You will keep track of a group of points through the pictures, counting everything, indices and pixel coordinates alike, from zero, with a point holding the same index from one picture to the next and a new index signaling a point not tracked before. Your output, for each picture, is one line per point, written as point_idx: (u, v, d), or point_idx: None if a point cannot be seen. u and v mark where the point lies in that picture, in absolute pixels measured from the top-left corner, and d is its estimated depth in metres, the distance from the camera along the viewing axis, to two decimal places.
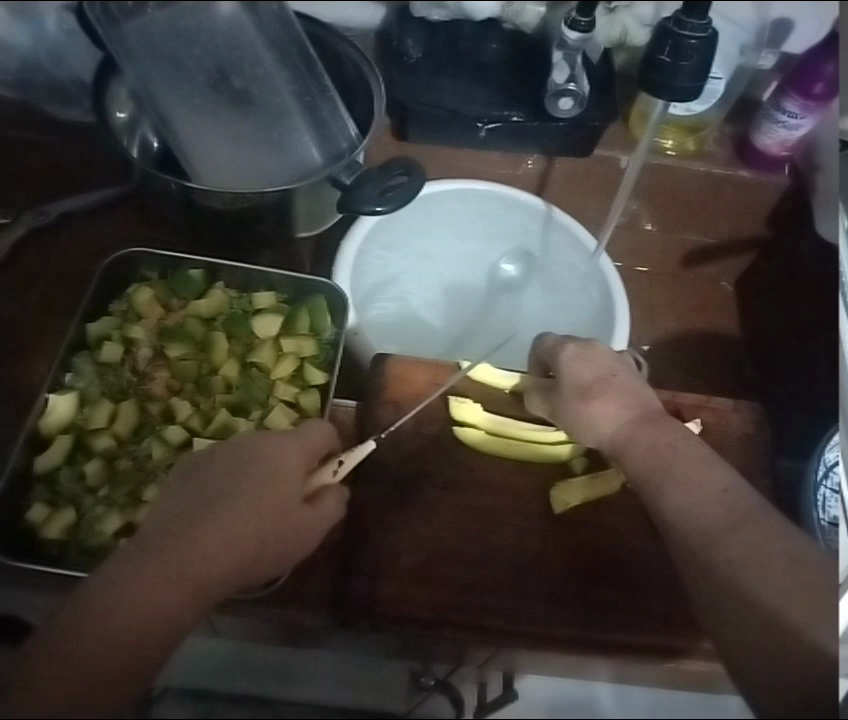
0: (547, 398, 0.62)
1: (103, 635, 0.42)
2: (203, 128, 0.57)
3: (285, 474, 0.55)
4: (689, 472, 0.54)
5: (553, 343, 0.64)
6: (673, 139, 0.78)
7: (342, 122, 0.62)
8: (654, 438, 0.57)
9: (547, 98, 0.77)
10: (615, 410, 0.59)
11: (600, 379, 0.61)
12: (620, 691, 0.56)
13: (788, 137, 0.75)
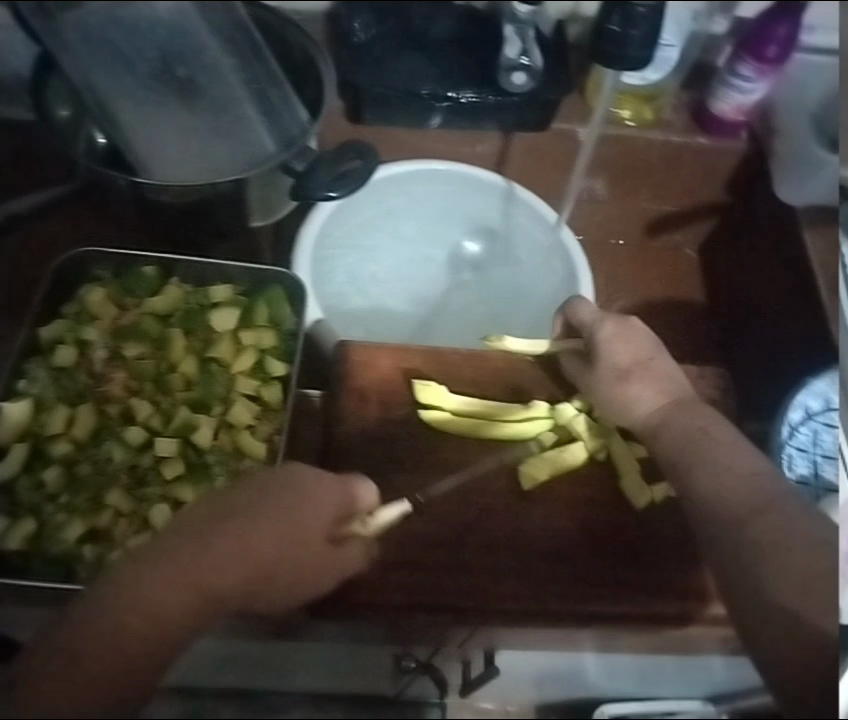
0: (578, 373, 0.63)
1: (130, 625, 0.44)
2: (163, 131, 0.65)
3: (317, 494, 0.53)
4: (717, 452, 0.55)
5: (594, 315, 0.65)
6: (630, 109, 0.80)
7: (294, 111, 0.69)
8: (689, 423, 0.58)
9: (500, 73, 0.78)
10: (652, 392, 0.60)
11: (638, 362, 0.62)
12: (605, 660, 0.59)
13: (744, 102, 0.76)
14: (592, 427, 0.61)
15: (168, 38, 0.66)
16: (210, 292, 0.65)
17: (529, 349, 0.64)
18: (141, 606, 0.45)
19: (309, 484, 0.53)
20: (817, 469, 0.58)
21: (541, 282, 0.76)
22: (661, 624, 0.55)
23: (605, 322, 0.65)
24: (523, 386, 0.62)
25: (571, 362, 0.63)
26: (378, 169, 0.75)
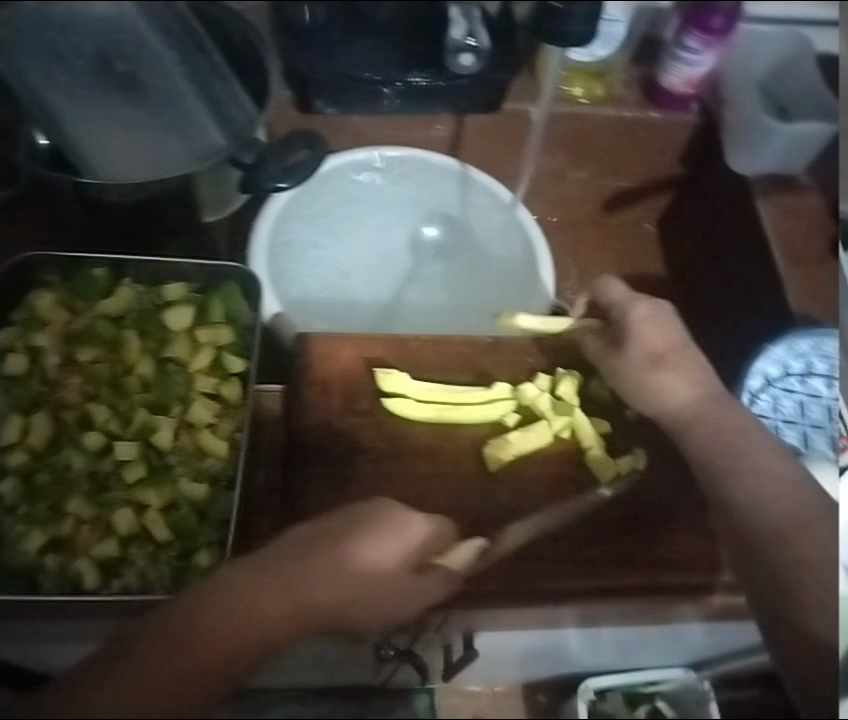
0: (601, 354, 0.63)
1: (178, 658, 0.45)
2: (110, 131, 0.69)
3: (394, 526, 0.53)
4: (759, 460, 0.56)
5: (626, 296, 0.69)
6: (581, 86, 0.81)
7: (239, 103, 0.72)
8: (723, 418, 0.59)
9: (448, 55, 0.78)
10: (685, 381, 0.61)
11: (671, 350, 0.64)
12: (594, 636, 0.55)
13: (691, 72, 0.79)
14: (558, 406, 0.61)
15: (119, 45, 0.72)
16: (163, 291, 0.63)
17: (541, 328, 0.66)
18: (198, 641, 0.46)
19: (386, 515, 0.54)
20: (779, 433, 0.59)
21: (500, 267, 0.75)
22: (644, 595, 0.55)
23: (637, 309, 0.68)
24: (487, 370, 0.62)
25: (594, 343, 0.64)
26: (328, 158, 0.75)
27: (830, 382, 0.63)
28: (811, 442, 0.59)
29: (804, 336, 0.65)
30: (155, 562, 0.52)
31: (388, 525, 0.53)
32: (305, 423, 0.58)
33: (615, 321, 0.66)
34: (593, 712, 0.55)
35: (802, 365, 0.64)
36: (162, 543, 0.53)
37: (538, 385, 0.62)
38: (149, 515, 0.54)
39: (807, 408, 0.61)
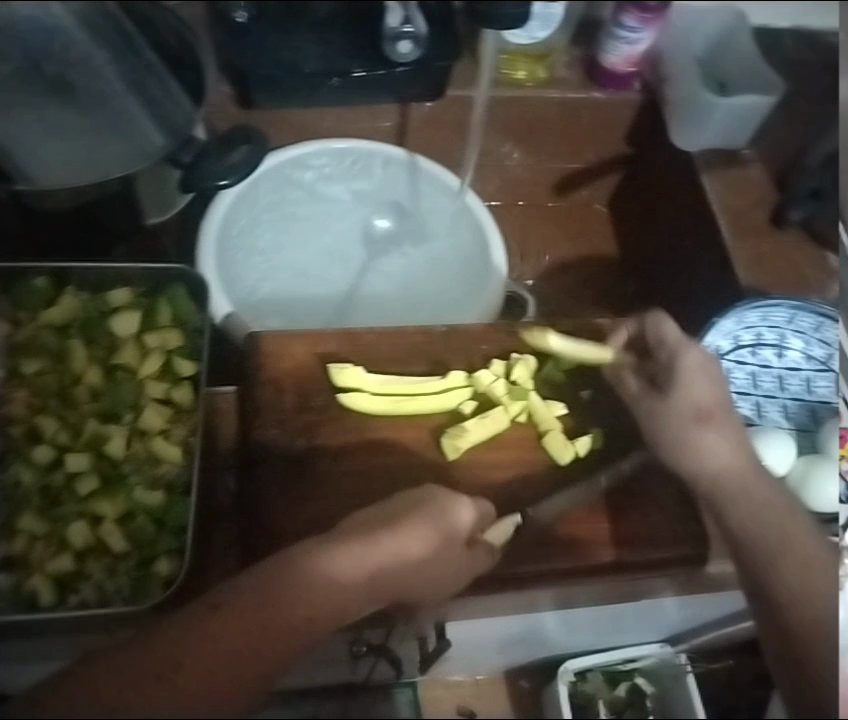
0: (639, 397, 0.60)
1: (223, 640, 0.45)
2: (43, 135, 0.68)
3: (441, 514, 0.53)
4: (807, 549, 0.53)
5: (678, 343, 0.63)
6: (524, 68, 0.81)
7: (176, 103, 0.72)
8: (768, 489, 0.55)
9: (386, 43, 0.77)
10: (728, 450, 0.57)
11: (720, 404, 0.59)
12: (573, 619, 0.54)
13: (631, 51, 0.81)
14: (514, 391, 0.61)
15: (47, 45, 0.73)
16: (108, 297, 0.62)
17: (574, 353, 0.63)
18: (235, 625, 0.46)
19: (430, 506, 0.53)
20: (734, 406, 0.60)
21: (452, 254, 0.76)
22: (626, 571, 0.55)
23: (689, 352, 0.62)
24: (441, 358, 0.62)
25: (638, 384, 0.61)
26: (267, 157, 0.73)
27: (781, 351, 0.64)
28: (764, 413, 0.61)
29: (754, 306, 0.65)
30: (113, 574, 0.52)
31: (433, 513, 0.53)
32: (260, 421, 0.58)
33: (660, 366, 0.62)
34: (574, 693, 0.52)
35: (752, 335, 0.65)
36: (119, 554, 0.53)
37: (493, 370, 0.61)
38: (106, 527, 0.54)
39: (759, 379, 0.62)
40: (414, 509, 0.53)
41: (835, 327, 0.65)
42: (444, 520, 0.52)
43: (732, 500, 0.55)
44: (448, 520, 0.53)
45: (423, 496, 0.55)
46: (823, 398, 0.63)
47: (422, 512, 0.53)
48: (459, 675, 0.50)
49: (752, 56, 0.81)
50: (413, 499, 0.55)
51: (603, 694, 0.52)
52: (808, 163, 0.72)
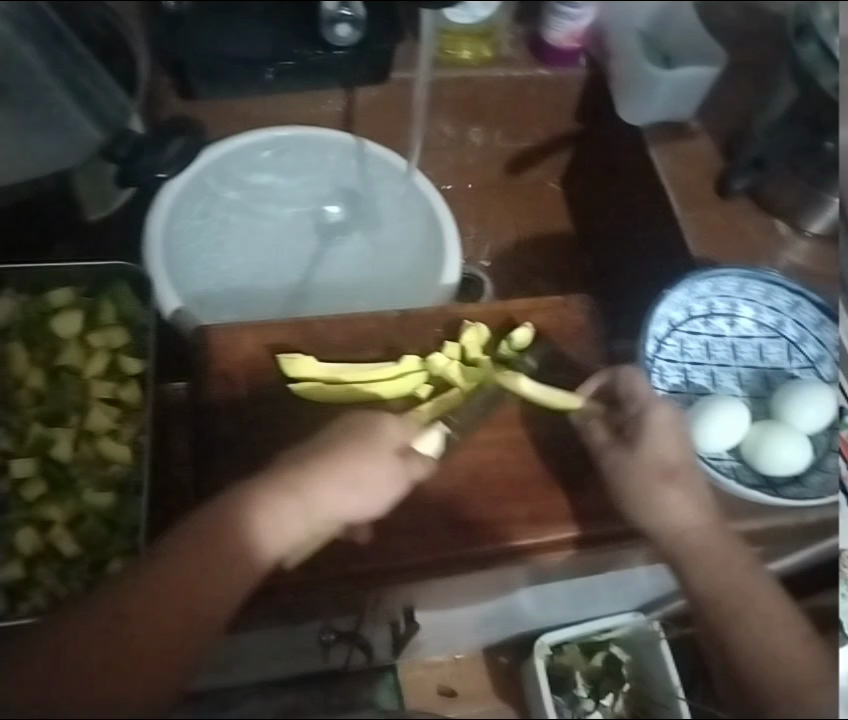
0: (604, 448, 0.57)
1: (156, 601, 0.47)
2: None
3: (373, 447, 0.54)
4: (767, 612, 0.48)
5: (650, 394, 0.59)
6: (469, 49, 0.82)
7: (108, 97, 0.72)
8: (731, 551, 0.51)
9: (325, 28, 0.80)
10: (692, 507, 0.53)
11: (685, 462, 0.56)
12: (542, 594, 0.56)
13: (575, 26, 0.81)
14: (467, 372, 0.60)
15: None
16: (48, 297, 0.59)
17: (547, 398, 0.59)
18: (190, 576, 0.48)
19: (358, 437, 0.55)
20: (688, 377, 0.62)
21: (404, 240, 0.74)
22: (591, 547, 0.55)
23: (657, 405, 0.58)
24: (394, 342, 0.61)
25: (604, 432, 0.58)
26: (205, 151, 0.71)
27: (732, 320, 0.65)
28: (718, 382, 0.62)
29: (704, 277, 0.66)
30: (64, 578, 0.50)
31: (364, 444, 0.54)
32: (212, 416, 0.57)
33: (626, 421, 0.58)
34: (552, 665, 0.54)
35: (704, 306, 0.66)
36: (69, 559, 0.51)
37: (446, 353, 0.61)
38: (55, 531, 0.52)
39: (712, 349, 0.64)
40: (345, 443, 0.55)
41: (785, 293, 0.65)
42: (377, 453, 0.54)
43: (694, 562, 0.51)
44: (380, 449, 0.55)
45: (348, 425, 0.56)
46: (776, 364, 0.63)
47: (353, 446, 0.54)
48: (439, 658, 0.54)
49: (692, 28, 0.81)
50: (340, 428, 0.56)
51: (579, 664, 0.54)
52: (753, 131, 0.74)
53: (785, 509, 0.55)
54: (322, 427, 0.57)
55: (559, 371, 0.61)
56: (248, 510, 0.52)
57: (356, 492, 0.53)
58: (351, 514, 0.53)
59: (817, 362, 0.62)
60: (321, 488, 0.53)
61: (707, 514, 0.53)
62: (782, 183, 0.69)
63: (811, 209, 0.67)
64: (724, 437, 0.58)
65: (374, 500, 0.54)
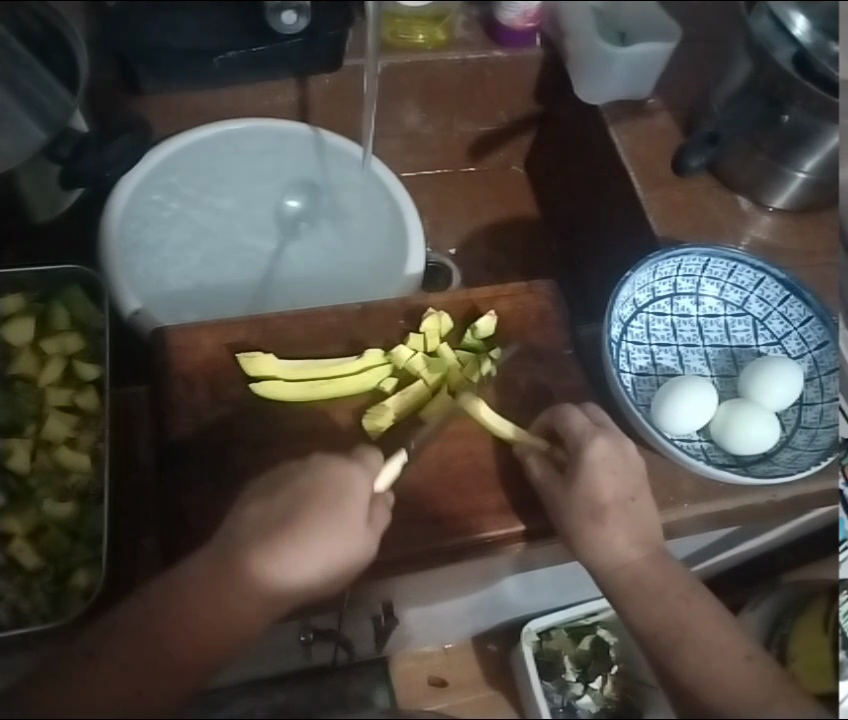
0: (549, 485, 0.54)
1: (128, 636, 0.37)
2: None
3: (348, 508, 0.47)
4: (706, 630, 0.43)
5: (586, 426, 0.55)
6: (422, 33, 0.76)
7: (52, 90, 0.64)
8: (664, 581, 0.48)
9: (268, 13, 0.70)
10: (626, 540, 0.51)
11: (620, 499, 0.53)
12: (520, 561, 0.58)
13: (528, 6, 0.74)
14: (432, 363, 0.59)
15: None
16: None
17: (497, 426, 0.56)
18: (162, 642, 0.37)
19: (329, 501, 0.47)
20: (655, 359, 0.63)
21: (367, 229, 0.73)
22: (544, 536, 0.56)
23: (598, 437, 0.55)
24: (357, 336, 0.61)
25: (545, 471, 0.55)
26: (163, 145, 0.70)
27: (697, 299, 0.65)
28: (686, 362, 0.62)
29: (668, 257, 0.64)
30: (28, 592, 0.50)
31: (334, 506, 0.47)
32: (173, 421, 0.56)
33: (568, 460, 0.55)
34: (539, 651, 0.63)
35: (668, 286, 0.65)
36: (32, 571, 0.50)
37: (410, 345, 0.60)
38: (14, 543, 0.51)
39: (678, 329, 0.64)
40: (314, 505, 0.47)
41: (748, 270, 0.64)
42: (351, 517, 0.47)
43: (628, 594, 0.48)
44: (354, 510, 0.47)
45: (312, 484, 0.48)
46: (742, 342, 0.64)
47: (325, 508, 0.47)
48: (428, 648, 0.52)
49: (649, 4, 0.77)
50: (304, 480, 0.49)
51: (568, 651, 0.61)
52: (711, 108, 0.72)
53: (756, 489, 0.59)
54: (281, 486, 0.49)
55: (523, 358, 0.61)
56: (215, 579, 0.42)
57: (330, 559, 0.46)
58: (323, 585, 0.46)
59: (783, 338, 0.63)
60: (294, 553, 0.45)
61: (646, 546, 0.51)
62: (740, 160, 0.69)
63: (771, 185, 0.68)
64: (697, 421, 0.58)
65: (346, 564, 0.47)
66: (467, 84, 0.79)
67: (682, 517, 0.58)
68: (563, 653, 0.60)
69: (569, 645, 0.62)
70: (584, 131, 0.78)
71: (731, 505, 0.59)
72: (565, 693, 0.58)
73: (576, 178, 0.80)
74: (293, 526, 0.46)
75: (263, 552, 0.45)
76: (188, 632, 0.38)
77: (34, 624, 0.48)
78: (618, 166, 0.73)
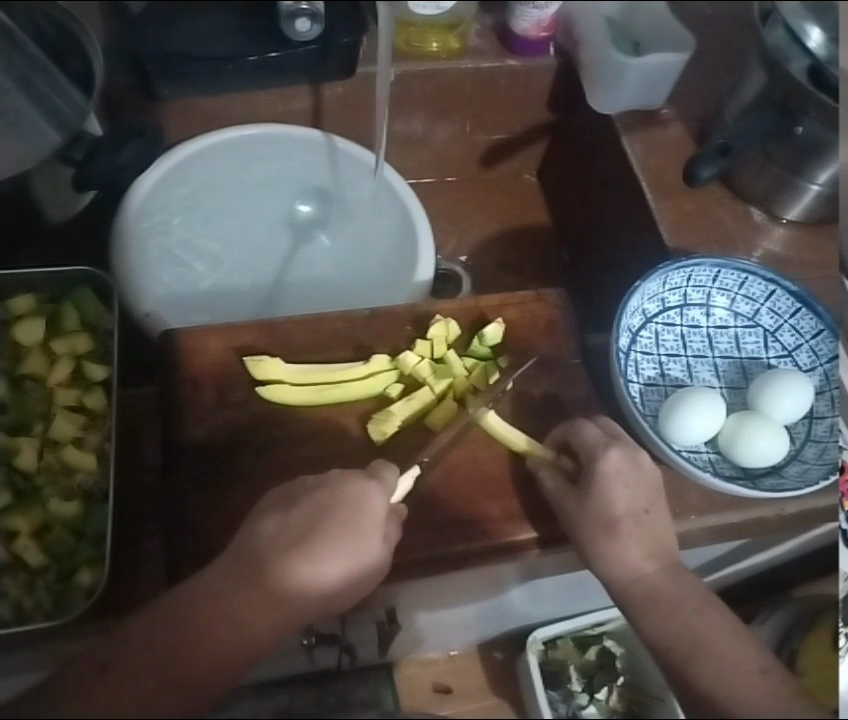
0: (559, 495, 0.54)
1: (142, 653, 0.36)
2: None
3: (364, 526, 0.47)
4: (722, 646, 0.41)
5: (600, 438, 0.54)
6: (436, 41, 0.77)
7: (66, 91, 0.64)
8: (680, 596, 0.46)
9: (282, 21, 0.70)
10: (640, 552, 0.50)
11: (632, 514, 0.52)
12: (526, 570, 0.58)
13: (542, 16, 0.75)
14: (438, 370, 0.59)
15: None
16: (9, 306, 0.58)
17: (502, 435, 0.56)
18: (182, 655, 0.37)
19: (344, 518, 0.47)
20: (664, 369, 0.63)
21: (377, 235, 0.73)
22: (553, 545, 0.55)
23: (611, 448, 0.54)
24: (364, 342, 0.60)
25: (556, 483, 0.54)
26: (183, 146, 0.69)
27: (707, 310, 0.65)
28: (695, 373, 0.62)
29: (678, 267, 0.63)
30: (31, 590, 0.50)
31: (348, 522, 0.47)
32: (179, 423, 0.56)
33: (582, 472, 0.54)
34: (544, 660, 0.63)
35: (678, 297, 0.64)
36: (36, 569, 0.51)
37: (417, 351, 0.59)
38: (20, 541, 0.51)
39: (688, 339, 0.64)
40: (328, 520, 0.47)
41: (759, 281, 0.63)
42: (365, 534, 0.47)
43: (641, 605, 0.47)
44: (368, 528, 0.47)
45: (331, 497, 0.48)
46: (752, 354, 0.63)
47: (341, 526, 0.47)
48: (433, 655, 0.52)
49: (662, 17, 0.78)
50: (323, 498, 0.48)
51: (573, 660, 0.64)
52: (724, 119, 0.71)
53: (766, 503, 0.58)
54: (298, 498, 0.49)
55: (531, 367, 0.60)
56: (230, 599, 0.42)
57: (344, 573, 0.46)
58: (335, 602, 0.46)
59: (794, 350, 0.62)
60: (306, 568, 0.45)
61: (658, 558, 0.50)
62: (754, 172, 0.68)
63: (785, 197, 0.68)
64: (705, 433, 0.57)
65: (358, 582, 0.47)
66: (481, 92, 0.79)
67: (692, 529, 0.58)
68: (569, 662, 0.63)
69: (574, 654, 0.65)
70: (596, 142, 0.78)
71: (739, 519, 0.58)
72: (571, 703, 0.61)
73: (586, 189, 0.80)
74: (308, 542, 0.46)
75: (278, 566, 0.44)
76: (207, 651, 0.38)
77: (37, 622, 0.48)
78: (630, 177, 0.72)
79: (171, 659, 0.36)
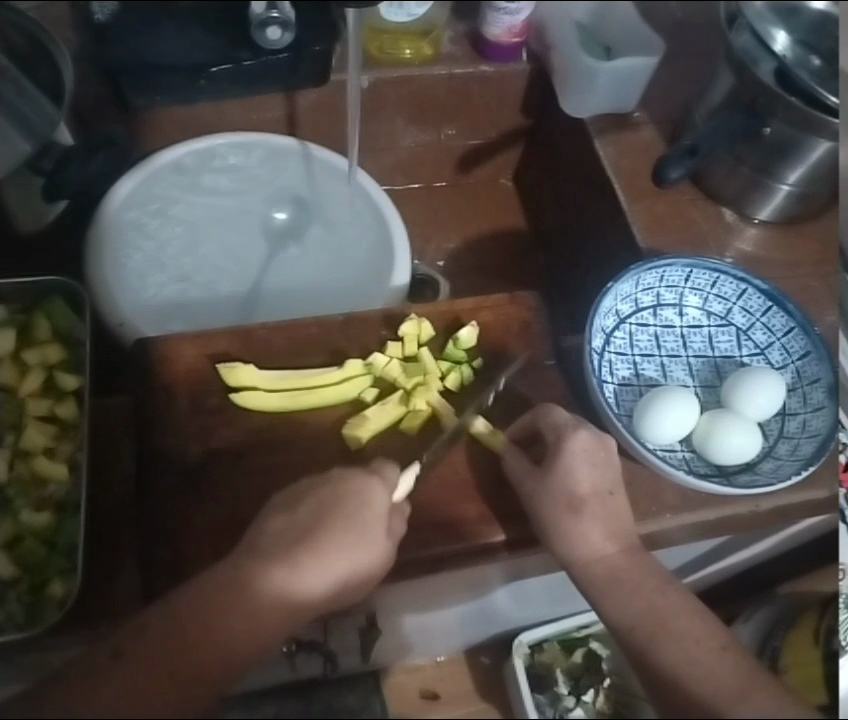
0: (523, 474, 0.54)
1: (148, 646, 0.36)
2: None
3: (370, 519, 0.48)
4: (680, 625, 0.41)
5: (570, 419, 0.55)
6: (409, 48, 0.78)
7: (39, 104, 0.63)
8: (642, 580, 0.47)
9: (253, 30, 0.70)
10: (602, 533, 0.51)
11: (597, 493, 0.53)
12: (511, 572, 0.58)
13: (514, 23, 0.76)
14: (409, 369, 0.59)
15: None
16: None
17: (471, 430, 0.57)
18: (191, 649, 0.37)
19: (351, 511, 0.47)
20: (638, 369, 0.63)
21: (355, 245, 0.73)
22: (526, 546, 0.55)
23: (580, 429, 0.55)
24: (339, 347, 0.60)
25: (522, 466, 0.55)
26: (161, 152, 0.71)
27: (680, 310, 0.65)
28: (669, 372, 0.63)
29: (650, 268, 0.63)
30: (2, 602, 0.49)
31: (355, 517, 0.47)
32: (154, 432, 0.56)
33: (547, 460, 0.54)
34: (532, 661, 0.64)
35: (651, 297, 0.64)
36: (8, 580, 0.50)
37: (388, 352, 0.59)
38: None
39: (662, 339, 0.64)
40: (337, 518, 0.47)
41: (731, 280, 0.64)
42: (371, 528, 0.48)
43: (611, 597, 0.46)
44: (374, 522, 0.48)
45: (334, 490, 0.49)
46: (726, 353, 0.64)
47: (346, 519, 0.47)
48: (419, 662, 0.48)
49: (632, 19, 0.80)
50: (327, 496, 0.49)
51: (561, 664, 0.63)
52: (695, 121, 0.72)
53: (741, 499, 0.58)
54: (303, 494, 0.49)
55: (503, 368, 0.61)
56: (226, 587, 0.42)
57: (337, 581, 0.46)
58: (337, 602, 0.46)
59: (766, 348, 0.63)
60: (315, 563, 0.45)
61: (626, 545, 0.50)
62: (724, 172, 0.69)
63: (756, 198, 0.69)
64: (687, 425, 0.58)
65: (364, 579, 0.48)
66: (456, 98, 0.80)
67: (667, 527, 0.58)
68: (556, 665, 0.64)
69: (561, 657, 0.64)
70: (569, 145, 0.78)
71: (714, 516, 0.58)
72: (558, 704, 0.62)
73: (561, 192, 0.81)
74: (316, 538, 0.46)
75: (285, 559, 0.44)
76: (208, 639, 0.38)
77: (9, 633, 0.48)
78: (604, 178, 0.73)
79: (172, 656, 0.35)
